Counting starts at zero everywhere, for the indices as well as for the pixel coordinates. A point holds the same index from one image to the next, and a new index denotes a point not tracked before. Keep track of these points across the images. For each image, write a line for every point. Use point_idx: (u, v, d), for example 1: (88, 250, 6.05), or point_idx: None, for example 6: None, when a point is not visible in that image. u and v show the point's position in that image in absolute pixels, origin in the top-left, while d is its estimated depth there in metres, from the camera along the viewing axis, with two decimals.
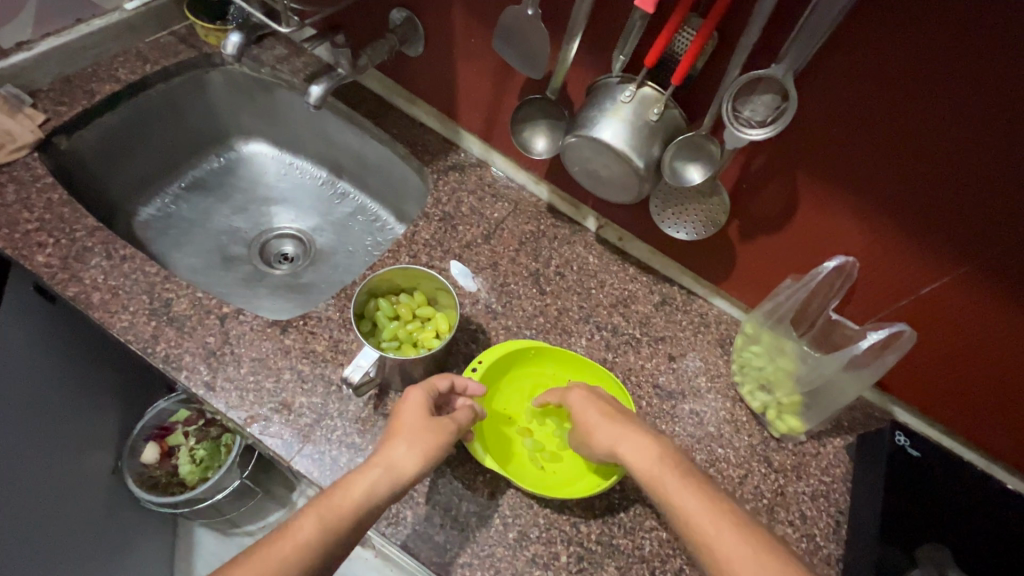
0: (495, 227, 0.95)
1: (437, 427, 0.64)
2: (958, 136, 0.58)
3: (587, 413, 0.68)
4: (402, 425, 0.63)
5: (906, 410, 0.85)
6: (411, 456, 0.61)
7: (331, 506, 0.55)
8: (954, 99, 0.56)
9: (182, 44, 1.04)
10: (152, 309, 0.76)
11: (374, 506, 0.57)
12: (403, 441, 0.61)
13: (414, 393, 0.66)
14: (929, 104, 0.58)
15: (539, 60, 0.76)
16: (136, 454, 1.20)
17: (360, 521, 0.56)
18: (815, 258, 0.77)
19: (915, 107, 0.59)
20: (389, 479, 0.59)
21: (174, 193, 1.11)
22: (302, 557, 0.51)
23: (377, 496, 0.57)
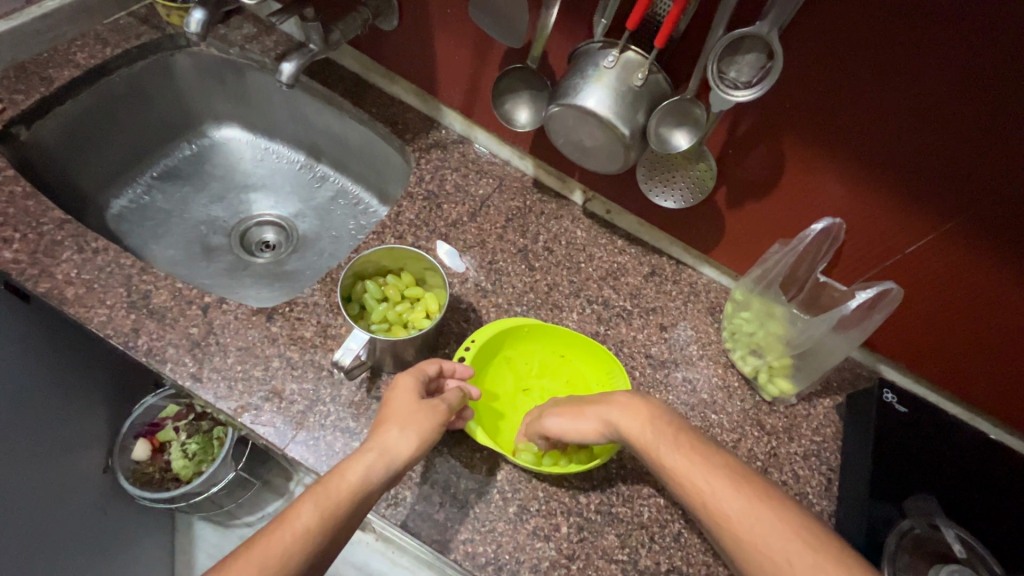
0: (481, 204, 0.94)
1: (429, 409, 0.64)
2: (950, 92, 0.57)
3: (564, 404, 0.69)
4: (394, 410, 0.63)
5: (893, 368, 0.87)
6: (406, 438, 0.60)
7: (328, 491, 0.54)
8: (946, 54, 0.55)
9: (143, 25, 0.99)
10: (131, 302, 0.74)
11: (371, 488, 0.56)
12: (396, 425, 0.61)
13: (404, 379, 0.66)
14: (921, 60, 0.57)
15: (517, 29, 0.73)
16: (126, 452, 1.19)
17: (357, 504, 0.55)
18: (803, 222, 0.77)
19: (907, 64, 0.57)
20: (385, 461, 0.58)
21: (147, 183, 1.08)
22: (302, 545, 0.50)
23: (373, 480, 0.57)
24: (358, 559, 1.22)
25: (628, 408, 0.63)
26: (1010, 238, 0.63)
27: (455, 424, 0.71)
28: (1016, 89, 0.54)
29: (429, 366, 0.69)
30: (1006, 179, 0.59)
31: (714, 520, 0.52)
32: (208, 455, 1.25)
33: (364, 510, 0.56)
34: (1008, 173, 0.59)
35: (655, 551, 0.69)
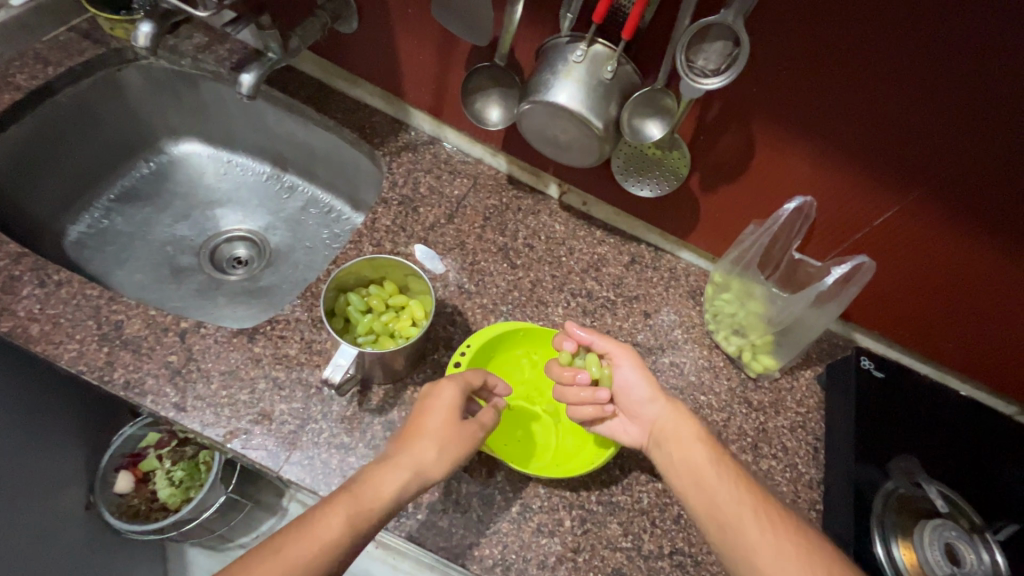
0: (458, 204, 0.93)
1: (464, 429, 0.63)
2: (927, 62, 0.58)
3: (629, 381, 0.71)
4: (429, 425, 0.61)
5: (867, 335, 0.90)
6: (439, 461, 0.59)
7: (358, 505, 0.54)
8: (916, 28, 0.56)
9: (86, 40, 0.95)
10: (102, 335, 0.70)
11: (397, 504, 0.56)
12: (431, 443, 0.60)
13: (449, 388, 0.64)
14: (886, 38, 0.58)
15: (482, 27, 0.72)
16: (108, 486, 1.15)
17: (384, 520, 0.55)
18: (775, 202, 0.79)
19: (883, 36, 0.58)
20: (415, 480, 0.58)
21: (105, 206, 1.03)
22: (328, 555, 0.50)
23: (404, 497, 0.57)
24: (360, 569, 1.22)
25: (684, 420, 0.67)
26: (980, 205, 0.66)
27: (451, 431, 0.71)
28: (970, 66, 0.56)
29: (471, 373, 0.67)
30: (977, 147, 0.61)
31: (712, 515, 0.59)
32: (196, 481, 1.21)
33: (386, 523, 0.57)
34: (980, 141, 0.61)
35: (657, 535, 0.70)
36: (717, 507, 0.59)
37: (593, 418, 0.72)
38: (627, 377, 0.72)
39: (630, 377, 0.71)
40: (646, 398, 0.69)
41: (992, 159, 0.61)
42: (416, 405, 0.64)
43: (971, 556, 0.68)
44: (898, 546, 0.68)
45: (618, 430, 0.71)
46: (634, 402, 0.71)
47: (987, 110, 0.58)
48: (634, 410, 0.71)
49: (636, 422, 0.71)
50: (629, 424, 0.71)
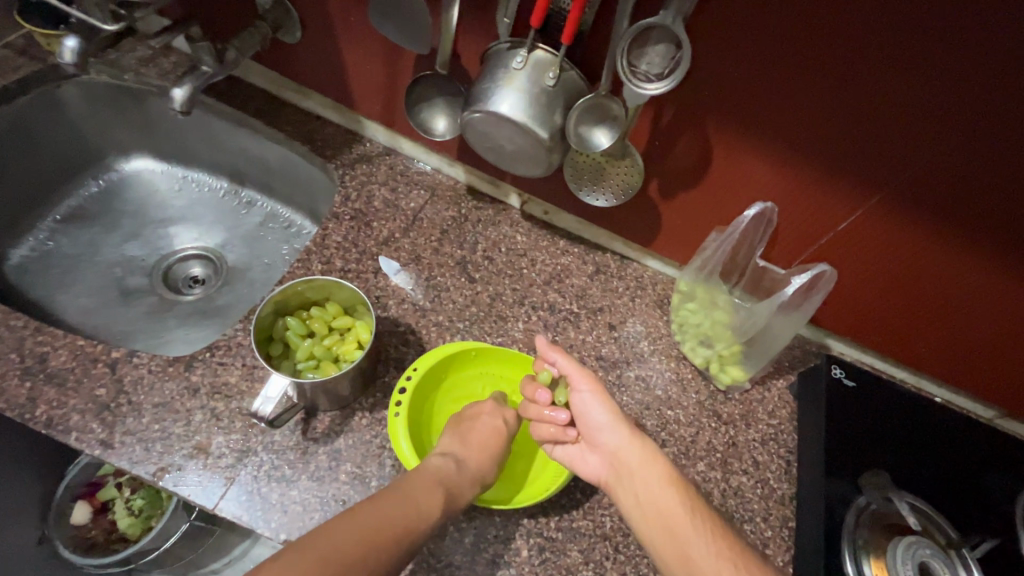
0: (414, 217, 0.90)
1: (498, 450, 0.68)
2: (890, 56, 0.54)
3: (591, 408, 0.70)
4: (499, 433, 0.70)
5: (839, 341, 0.87)
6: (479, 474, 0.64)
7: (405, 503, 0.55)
8: (868, 26, 0.53)
9: (23, 56, 0.92)
10: (25, 368, 0.66)
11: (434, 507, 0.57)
12: (472, 457, 0.65)
13: (514, 412, 0.73)
14: (837, 37, 0.55)
15: (422, 34, 0.69)
16: (64, 519, 1.11)
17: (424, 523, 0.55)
18: (736, 208, 0.76)
19: (842, 30, 0.54)
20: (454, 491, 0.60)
21: (50, 227, 0.99)
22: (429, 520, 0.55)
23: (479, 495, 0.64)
24: None
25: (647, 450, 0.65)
26: (946, 205, 0.63)
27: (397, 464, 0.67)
28: (925, 63, 0.54)
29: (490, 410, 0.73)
30: (942, 144, 0.58)
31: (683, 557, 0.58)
32: (158, 509, 1.16)
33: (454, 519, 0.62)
34: (945, 139, 0.58)
35: (620, 561, 0.67)
36: (689, 554, 0.58)
37: (551, 438, 0.71)
38: (587, 403, 0.70)
39: (591, 403, 0.70)
40: (607, 424, 0.68)
41: (958, 158, 0.59)
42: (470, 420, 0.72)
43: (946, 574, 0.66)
44: (870, 565, 0.66)
45: (577, 459, 0.69)
46: (595, 428, 0.69)
47: (946, 109, 0.56)
48: (597, 438, 0.69)
49: (596, 452, 0.69)
50: (588, 454, 0.69)
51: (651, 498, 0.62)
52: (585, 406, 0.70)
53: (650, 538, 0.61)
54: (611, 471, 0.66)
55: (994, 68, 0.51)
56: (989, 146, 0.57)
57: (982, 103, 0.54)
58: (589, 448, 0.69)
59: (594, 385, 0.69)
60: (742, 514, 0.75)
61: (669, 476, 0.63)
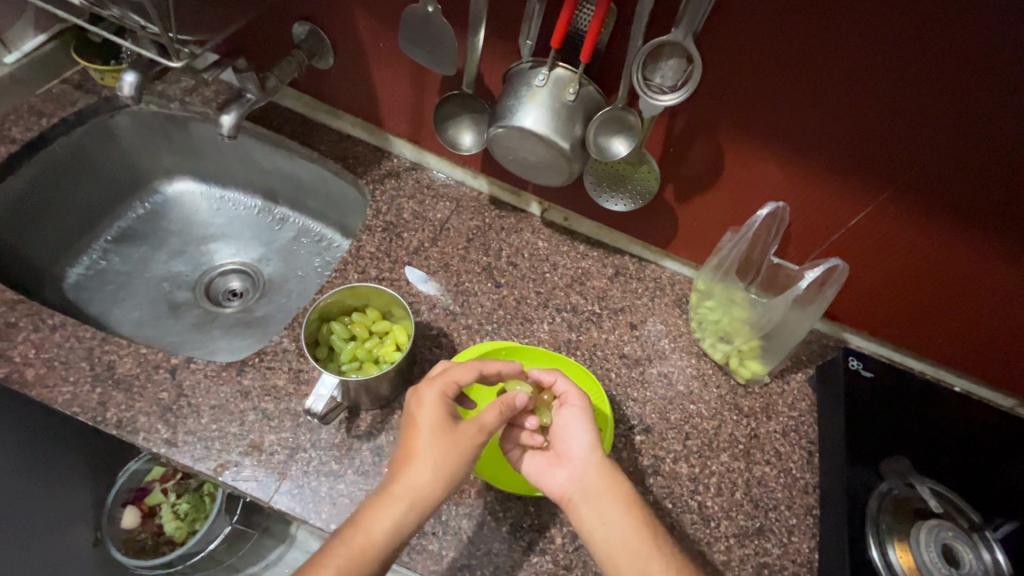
0: (441, 227, 0.95)
1: (461, 438, 0.61)
2: (894, 54, 0.58)
3: (570, 425, 0.70)
4: (420, 444, 0.60)
5: (857, 334, 0.90)
6: (437, 479, 0.58)
7: (351, 553, 0.54)
8: (864, 34, 0.57)
9: (78, 90, 0.99)
10: (95, 375, 0.72)
11: (390, 540, 0.56)
12: (424, 464, 0.59)
13: (432, 401, 0.62)
14: (836, 44, 0.59)
15: (448, 57, 0.74)
16: (116, 522, 1.17)
17: (383, 560, 0.55)
18: (750, 209, 0.80)
19: (847, 33, 0.58)
20: (412, 510, 0.57)
21: (102, 247, 1.06)
22: None
23: (406, 525, 0.57)
24: None
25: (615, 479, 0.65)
26: (953, 196, 0.66)
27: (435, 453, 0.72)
28: (921, 66, 0.57)
29: (461, 373, 0.66)
30: (948, 137, 0.61)
31: None
32: (201, 512, 1.22)
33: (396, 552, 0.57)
34: (950, 132, 0.61)
35: None
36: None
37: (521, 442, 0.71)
38: (570, 421, 0.70)
39: (574, 421, 0.70)
40: (585, 444, 0.68)
41: (962, 149, 0.62)
42: (405, 420, 0.63)
43: (971, 555, 0.69)
44: (894, 548, 0.69)
45: (544, 473, 0.68)
46: (569, 443, 0.69)
47: (943, 108, 0.59)
48: (567, 456, 0.68)
49: (564, 469, 0.68)
50: (556, 469, 0.68)
51: (616, 524, 0.62)
52: (566, 424, 0.70)
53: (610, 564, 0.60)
54: (576, 489, 0.65)
55: (992, 62, 0.54)
56: (992, 136, 0.60)
57: (982, 96, 0.57)
58: (559, 463, 0.69)
59: (584, 405, 0.70)
60: (767, 503, 0.78)
61: (630, 505, 0.63)
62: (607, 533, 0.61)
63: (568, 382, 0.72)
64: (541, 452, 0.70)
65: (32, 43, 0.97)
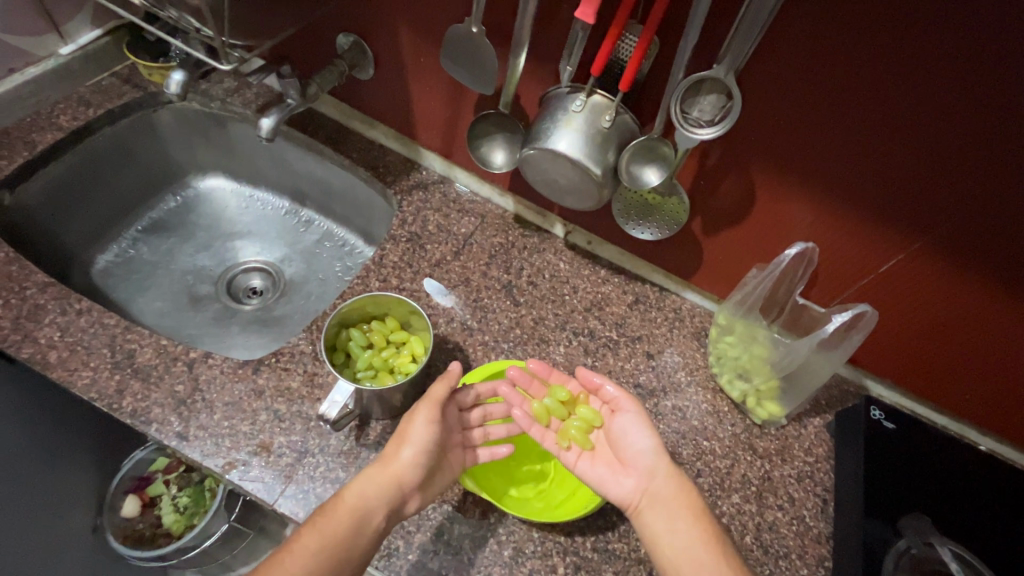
0: (464, 242, 0.95)
1: (448, 433, 0.69)
2: (945, 107, 0.57)
3: (632, 434, 0.70)
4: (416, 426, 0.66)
5: (880, 383, 0.88)
6: (418, 467, 0.65)
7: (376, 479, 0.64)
8: (893, 85, 0.58)
9: (126, 84, 1.01)
10: (115, 362, 0.73)
11: (373, 515, 0.63)
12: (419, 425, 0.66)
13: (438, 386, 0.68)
14: (865, 93, 0.60)
15: (488, 77, 0.75)
16: (115, 510, 1.18)
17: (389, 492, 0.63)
18: (777, 248, 0.79)
19: (899, 80, 0.57)
20: (393, 493, 0.64)
21: (132, 236, 1.08)
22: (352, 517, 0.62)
23: (412, 468, 0.64)
24: None
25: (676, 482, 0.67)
26: (987, 248, 0.65)
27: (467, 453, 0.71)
28: (953, 118, 0.57)
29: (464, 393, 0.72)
30: (992, 193, 0.60)
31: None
32: (201, 507, 1.21)
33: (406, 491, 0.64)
34: (994, 187, 0.60)
35: None
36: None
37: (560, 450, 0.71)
38: (627, 426, 0.71)
39: (629, 426, 0.71)
40: (648, 448, 0.69)
41: (996, 202, 0.61)
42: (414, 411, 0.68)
43: None
44: None
45: (609, 481, 0.69)
46: (632, 450, 0.70)
47: (977, 161, 0.59)
48: (631, 456, 0.70)
49: (631, 476, 0.69)
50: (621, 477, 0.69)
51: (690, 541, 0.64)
52: (624, 430, 0.71)
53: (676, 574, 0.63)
54: (642, 497, 0.67)
55: None
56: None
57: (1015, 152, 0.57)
58: (623, 472, 0.70)
59: (637, 408, 0.70)
60: (777, 551, 0.75)
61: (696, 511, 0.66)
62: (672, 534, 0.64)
63: (618, 389, 0.72)
64: (600, 464, 0.71)
65: (87, 37, 0.98)
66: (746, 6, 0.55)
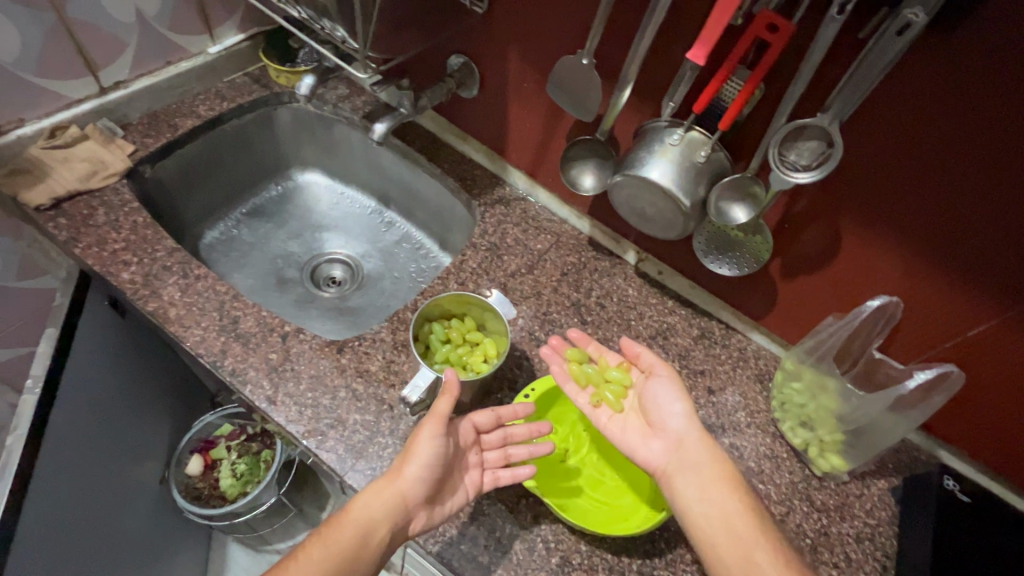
0: (539, 257, 0.99)
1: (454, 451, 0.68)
2: None
3: (669, 400, 0.74)
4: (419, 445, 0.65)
5: (954, 455, 0.83)
6: (423, 483, 0.65)
7: (383, 493, 0.65)
8: (992, 153, 0.59)
9: (256, 84, 1.13)
10: (222, 325, 0.81)
11: (380, 526, 0.64)
12: (421, 444, 0.65)
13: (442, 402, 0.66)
14: (961, 158, 0.61)
15: (589, 106, 0.80)
16: (182, 466, 1.28)
17: (397, 506, 0.65)
18: (859, 299, 0.78)
19: (997, 149, 0.58)
20: (397, 508, 0.65)
21: (237, 217, 1.19)
22: (359, 528, 0.64)
23: (419, 484, 0.65)
24: None
25: (712, 453, 0.70)
26: None
27: (474, 473, 0.71)
28: None
29: (480, 415, 0.72)
30: None
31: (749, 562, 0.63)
32: (254, 477, 1.30)
33: (413, 506, 0.66)
34: None
35: None
36: (757, 569, 0.63)
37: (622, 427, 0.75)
38: (660, 391, 0.74)
39: (661, 390, 0.74)
40: (681, 413, 0.73)
41: None
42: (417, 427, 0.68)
43: None
44: None
45: (636, 443, 0.74)
46: (665, 414, 0.74)
47: None
48: (663, 421, 0.74)
49: (660, 440, 0.73)
50: (651, 442, 0.73)
51: (721, 508, 0.67)
52: (657, 395, 0.75)
53: (709, 539, 0.66)
54: (672, 463, 0.71)
55: None
56: None
57: None
58: (651, 436, 0.74)
59: (672, 373, 0.74)
60: None
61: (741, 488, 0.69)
62: (710, 508, 0.67)
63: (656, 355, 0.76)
64: (630, 423, 0.76)
65: (232, 39, 1.11)
66: (858, 61, 0.57)
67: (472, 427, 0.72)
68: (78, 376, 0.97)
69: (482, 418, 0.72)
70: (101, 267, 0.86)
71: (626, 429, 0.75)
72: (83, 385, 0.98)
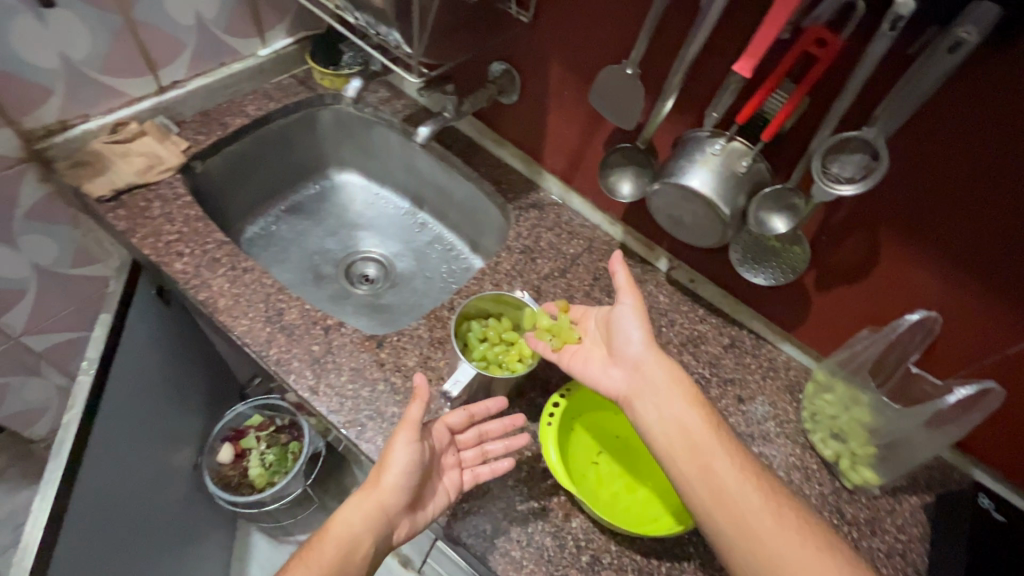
0: (571, 262, 1.01)
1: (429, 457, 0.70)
2: None
3: (627, 329, 0.74)
4: (395, 456, 0.66)
5: (989, 474, 0.83)
6: (400, 490, 0.67)
7: (363, 506, 0.67)
8: None
9: (302, 86, 1.17)
10: (268, 317, 0.84)
11: (362, 540, 0.67)
12: (395, 455, 0.66)
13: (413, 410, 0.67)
14: (1009, 175, 0.61)
15: (630, 114, 0.82)
16: (214, 453, 1.31)
17: (377, 516, 0.67)
18: (896, 312, 0.78)
19: None
20: (377, 519, 0.67)
21: (276, 214, 1.23)
22: (342, 541, 0.67)
23: (397, 492, 0.67)
24: None
25: (671, 373, 0.72)
26: None
27: (451, 474, 0.72)
28: None
29: (452, 417, 0.73)
30: None
31: (709, 471, 0.65)
32: (282, 467, 1.33)
33: (393, 514, 0.68)
34: None
35: None
36: (716, 478, 0.65)
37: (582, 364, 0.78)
38: (623, 317, 0.75)
39: (624, 317, 0.75)
40: (639, 339, 0.73)
41: None
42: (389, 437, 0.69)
43: None
44: None
45: (601, 374, 0.76)
46: (625, 342, 0.74)
47: None
48: (624, 347, 0.75)
49: (619, 367, 0.75)
50: (612, 370, 0.76)
51: (680, 422, 0.69)
52: (619, 322, 0.75)
53: (668, 453, 0.68)
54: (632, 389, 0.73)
55: None
56: None
57: None
58: (612, 365, 0.76)
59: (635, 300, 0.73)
60: None
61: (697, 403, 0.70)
62: (670, 422, 0.69)
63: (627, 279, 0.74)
64: (591, 357, 0.78)
65: (281, 43, 1.15)
66: (906, 76, 0.58)
67: (444, 429, 0.73)
68: (127, 361, 1.02)
69: (455, 417, 0.74)
70: (155, 257, 0.90)
71: (591, 364, 0.77)
72: (130, 369, 1.03)
